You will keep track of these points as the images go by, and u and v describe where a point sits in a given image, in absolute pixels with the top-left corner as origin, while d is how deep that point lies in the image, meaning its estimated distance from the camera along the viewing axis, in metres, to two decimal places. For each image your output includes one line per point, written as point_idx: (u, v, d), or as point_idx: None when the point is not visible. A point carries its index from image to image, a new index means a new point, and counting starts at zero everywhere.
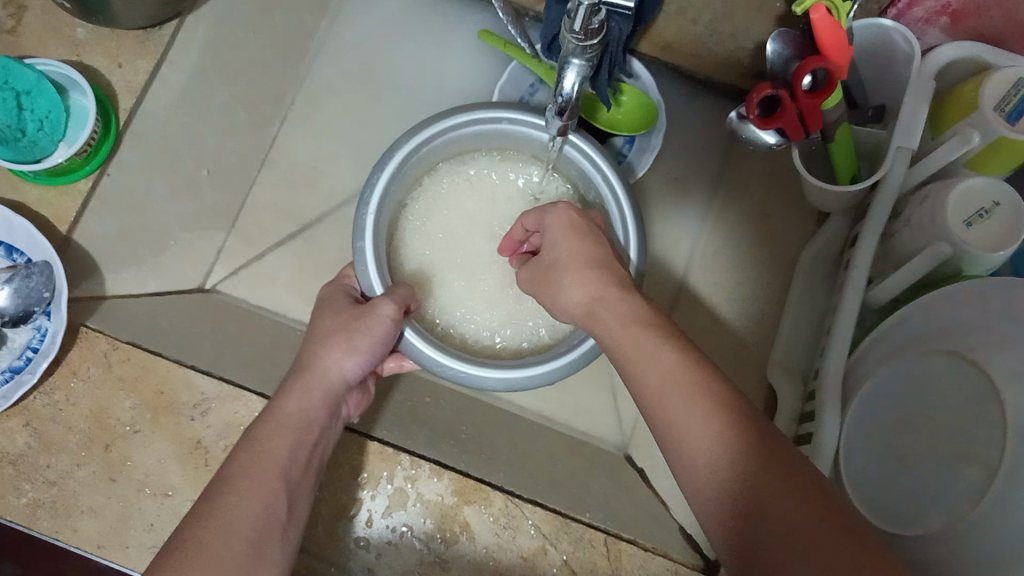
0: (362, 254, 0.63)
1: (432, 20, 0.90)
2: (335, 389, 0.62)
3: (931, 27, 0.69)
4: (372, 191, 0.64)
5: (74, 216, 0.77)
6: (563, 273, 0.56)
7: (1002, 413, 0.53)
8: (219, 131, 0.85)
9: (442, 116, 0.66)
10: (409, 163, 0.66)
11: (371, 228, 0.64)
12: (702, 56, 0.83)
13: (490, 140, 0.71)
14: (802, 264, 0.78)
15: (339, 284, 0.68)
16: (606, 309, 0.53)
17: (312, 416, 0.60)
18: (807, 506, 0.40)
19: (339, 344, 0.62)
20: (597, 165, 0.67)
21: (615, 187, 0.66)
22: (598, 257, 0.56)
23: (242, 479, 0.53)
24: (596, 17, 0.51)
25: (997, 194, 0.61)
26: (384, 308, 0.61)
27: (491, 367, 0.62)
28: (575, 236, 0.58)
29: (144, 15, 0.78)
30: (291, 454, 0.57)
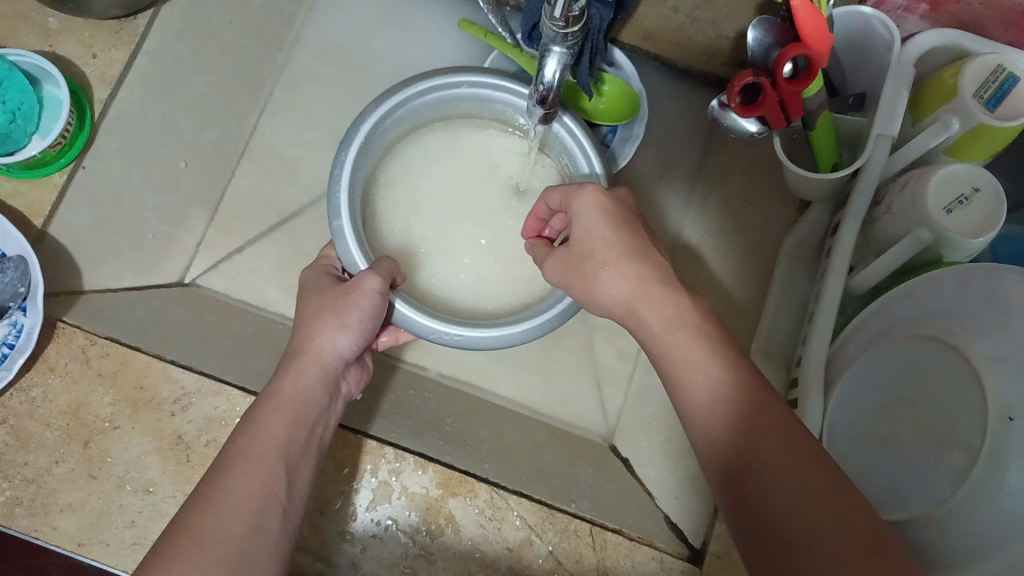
0: (340, 233, 0.62)
1: (412, 9, 0.89)
2: (330, 367, 0.61)
3: (911, 15, 0.69)
4: (342, 166, 0.63)
5: (49, 209, 0.77)
6: (598, 266, 0.55)
7: (983, 395, 0.53)
8: (196, 119, 0.84)
9: (406, 84, 0.65)
10: (376, 136, 0.66)
11: (347, 204, 0.62)
12: (683, 45, 0.82)
13: (457, 108, 0.70)
14: (785, 252, 0.78)
15: (319, 265, 0.68)
16: (647, 310, 0.54)
17: (309, 396, 0.59)
18: (841, 517, 0.41)
19: (329, 322, 0.61)
20: (574, 132, 0.67)
21: (593, 160, 0.66)
22: (635, 248, 0.55)
23: (238, 462, 0.53)
24: (577, 4, 0.51)
25: (978, 180, 0.61)
26: (369, 282, 0.60)
27: (487, 326, 0.62)
28: (608, 222, 0.56)
29: (115, 3, 0.78)
30: (288, 435, 0.56)
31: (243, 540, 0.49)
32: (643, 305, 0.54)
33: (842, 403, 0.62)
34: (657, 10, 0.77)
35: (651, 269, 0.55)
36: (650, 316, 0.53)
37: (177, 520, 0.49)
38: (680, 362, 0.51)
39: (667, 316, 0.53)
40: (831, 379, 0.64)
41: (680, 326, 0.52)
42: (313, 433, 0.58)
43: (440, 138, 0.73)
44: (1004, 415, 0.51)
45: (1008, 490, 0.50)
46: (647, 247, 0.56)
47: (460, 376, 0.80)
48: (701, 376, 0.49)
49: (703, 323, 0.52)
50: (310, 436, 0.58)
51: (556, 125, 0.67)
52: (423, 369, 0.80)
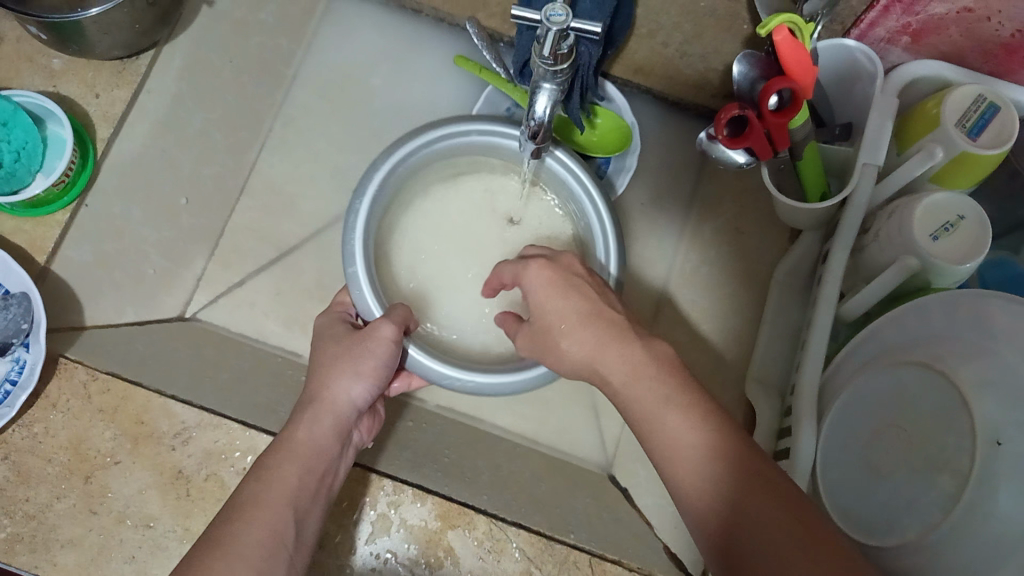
0: (354, 279, 0.65)
1: (407, 44, 0.91)
2: (345, 417, 0.62)
3: (894, 46, 0.70)
4: (357, 214, 0.65)
5: (52, 245, 0.77)
6: (559, 336, 0.56)
7: (970, 421, 0.54)
8: (196, 156, 0.85)
9: (419, 134, 0.67)
10: (389, 185, 0.68)
11: (360, 251, 0.65)
12: (673, 78, 0.84)
13: (470, 156, 0.72)
14: (778, 280, 0.79)
15: (333, 312, 0.69)
16: (605, 367, 0.54)
17: (323, 445, 0.60)
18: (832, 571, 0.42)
19: (345, 370, 0.62)
20: (579, 178, 0.68)
21: (599, 205, 0.68)
22: (589, 310, 0.56)
23: (248, 509, 0.53)
24: (565, 42, 0.52)
25: (962, 207, 0.62)
26: (384, 330, 0.63)
27: (501, 373, 0.64)
28: (559, 293, 0.57)
29: (118, 43, 0.78)
30: (299, 482, 0.56)
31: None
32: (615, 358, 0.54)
33: (833, 433, 0.62)
34: (646, 44, 0.79)
35: (610, 328, 0.55)
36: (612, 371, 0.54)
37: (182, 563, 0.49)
38: (654, 415, 0.51)
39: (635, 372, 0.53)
40: (825, 405, 0.65)
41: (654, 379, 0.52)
42: (324, 481, 0.59)
43: (454, 185, 0.74)
44: (992, 441, 0.52)
45: (998, 515, 0.50)
46: (597, 306, 0.56)
47: (460, 409, 0.82)
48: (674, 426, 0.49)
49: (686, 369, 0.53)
50: (321, 484, 0.58)
51: (549, 160, 0.69)
52: (421, 401, 0.81)
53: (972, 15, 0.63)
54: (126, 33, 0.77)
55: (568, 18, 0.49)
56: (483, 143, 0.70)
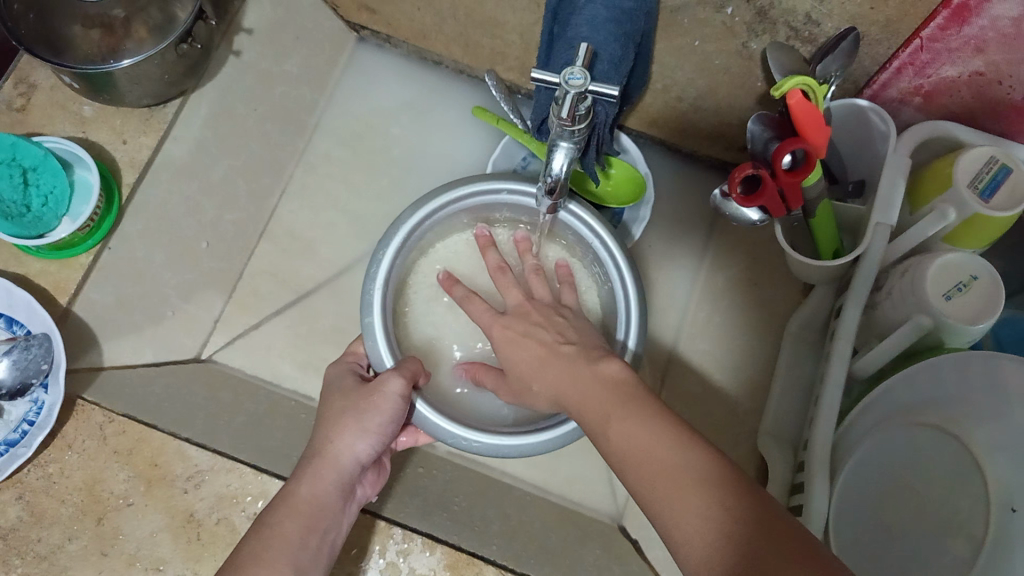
0: (370, 329, 0.64)
1: (426, 95, 0.93)
2: (347, 473, 0.62)
3: (906, 106, 0.71)
4: (380, 265, 0.66)
5: (74, 288, 0.79)
6: (529, 384, 0.57)
7: (984, 484, 0.53)
8: (218, 201, 0.87)
9: (447, 189, 0.68)
10: (413, 237, 0.68)
11: (379, 301, 0.65)
12: (687, 131, 0.85)
13: (492, 209, 0.72)
14: (790, 333, 0.79)
15: (343, 363, 0.69)
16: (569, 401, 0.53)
17: (324, 501, 0.60)
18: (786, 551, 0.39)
19: (350, 427, 0.62)
20: (601, 236, 0.68)
21: (620, 264, 0.67)
22: (544, 352, 0.57)
23: (252, 564, 0.54)
24: (582, 104, 0.53)
25: (975, 268, 0.63)
26: (392, 384, 0.61)
27: (506, 435, 0.63)
28: (519, 342, 0.59)
29: (147, 93, 0.80)
30: (300, 541, 0.57)
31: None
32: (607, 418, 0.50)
33: (848, 486, 0.63)
34: (661, 99, 0.81)
35: (562, 363, 0.55)
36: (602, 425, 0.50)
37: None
38: (655, 477, 0.45)
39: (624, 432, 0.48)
40: (838, 462, 0.65)
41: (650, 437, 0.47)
42: (325, 539, 0.59)
43: (472, 236, 0.75)
44: (1006, 505, 0.51)
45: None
46: (554, 347, 0.57)
47: (469, 454, 0.81)
48: (677, 486, 0.44)
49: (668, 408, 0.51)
50: (322, 543, 0.59)
51: (563, 213, 0.69)
52: (432, 446, 0.80)
53: (983, 79, 0.64)
54: (155, 84, 0.79)
55: (587, 81, 0.51)
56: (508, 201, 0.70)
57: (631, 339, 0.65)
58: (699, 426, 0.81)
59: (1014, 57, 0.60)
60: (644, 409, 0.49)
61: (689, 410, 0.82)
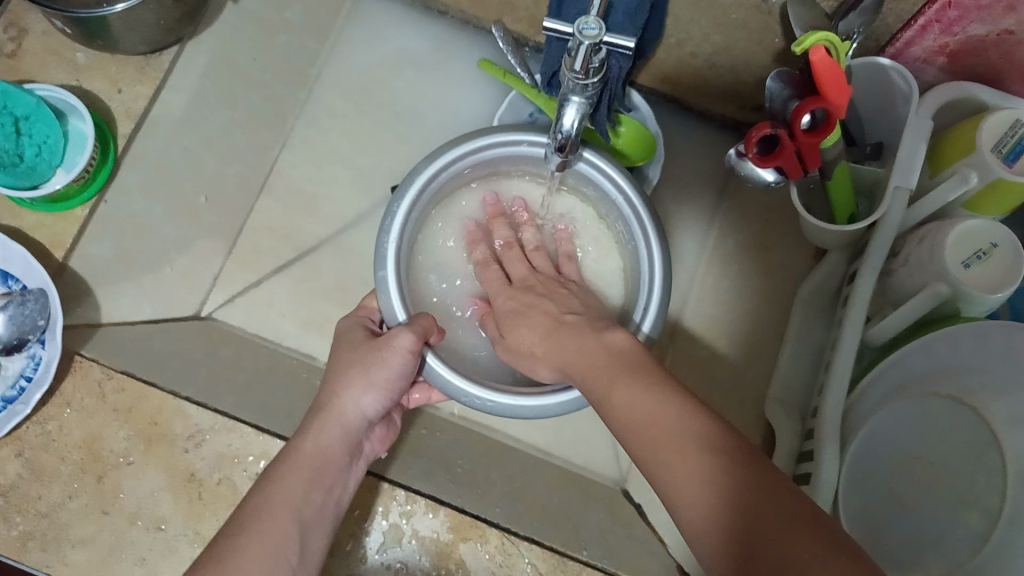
0: (384, 283, 0.63)
1: (431, 45, 0.90)
2: (353, 427, 0.61)
3: (929, 66, 0.69)
4: (393, 219, 0.64)
5: (70, 242, 0.77)
6: (529, 361, 0.58)
7: (1001, 458, 0.53)
8: (217, 154, 0.85)
9: (463, 139, 0.66)
10: (427, 191, 0.66)
11: (393, 255, 0.63)
12: (700, 88, 0.82)
13: (509, 162, 0.70)
14: (802, 298, 0.78)
15: (357, 317, 0.68)
16: (572, 371, 0.54)
17: (329, 456, 0.59)
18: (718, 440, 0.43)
19: (356, 380, 0.61)
20: (623, 190, 0.66)
21: (642, 216, 0.65)
22: (547, 326, 0.58)
23: (252, 522, 0.53)
24: (597, 56, 0.51)
25: (996, 235, 0.61)
26: (402, 340, 0.60)
27: (519, 394, 0.62)
28: (524, 315, 0.60)
29: (143, 40, 0.78)
30: (304, 495, 0.56)
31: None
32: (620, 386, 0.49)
33: (857, 461, 0.62)
34: (675, 54, 0.78)
35: (566, 334, 0.56)
36: (619, 392, 0.49)
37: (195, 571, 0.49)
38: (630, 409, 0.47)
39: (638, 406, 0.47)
40: (849, 431, 0.64)
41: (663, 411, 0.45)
42: (331, 494, 0.58)
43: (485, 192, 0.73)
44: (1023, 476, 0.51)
45: None
46: (559, 318, 0.58)
47: (475, 417, 0.79)
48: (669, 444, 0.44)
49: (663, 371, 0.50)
50: (327, 497, 0.58)
51: (581, 163, 0.67)
52: (437, 409, 0.79)
53: (1013, 38, 0.61)
54: (151, 30, 0.76)
55: (602, 32, 0.48)
56: (526, 153, 0.68)
57: (656, 298, 0.63)
58: (707, 391, 0.80)
59: None
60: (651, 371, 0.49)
61: (697, 373, 0.81)
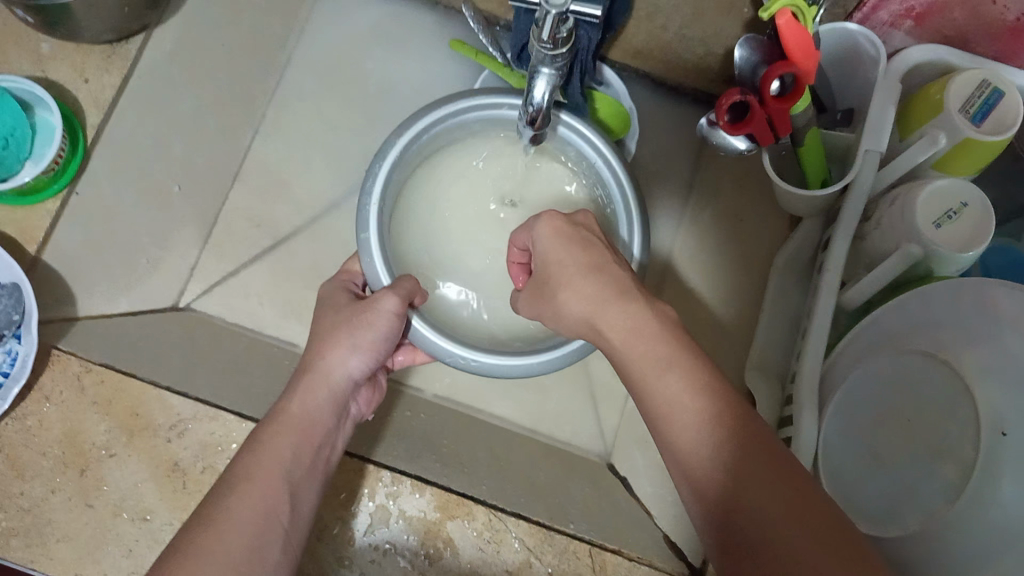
0: (367, 246, 0.63)
1: (400, 25, 0.90)
2: (339, 389, 0.61)
3: (896, 30, 0.69)
4: (374, 181, 0.63)
5: (43, 233, 0.76)
6: (557, 287, 0.54)
7: (974, 408, 0.54)
8: (189, 143, 0.84)
9: (444, 102, 0.66)
10: (408, 152, 0.66)
11: (375, 218, 0.63)
12: (672, 62, 0.82)
13: (489, 127, 0.70)
14: (777, 267, 0.78)
15: (339, 281, 0.68)
16: (601, 332, 0.52)
17: (317, 418, 0.59)
18: (760, 459, 0.42)
19: (341, 341, 0.61)
20: (601, 152, 0.66)
21: (618, 175, 0.66)
22: (591, 263, 0.54)
23: (242, 484, 0.53)
24: (564, 25, 0.51)
25: (966, 195, 0.62)
26: (385, 302, 0.60)
27: (506, 354, 0.62)
28: (564, 246, 0.55)
29: (107, 28, 0.77)
30: (293, 455, 0.56)
31: (246, 565, 0.49)
32: (652, 384, 0.47)
33: (837, 425, 0.62)
34: (646, 28, 0.78)
35: (607, 284, 0.52)
36: (658, 391, 0.47)
37: (185, 537, 0.49)
38: (666, 412, 0.46)
39: (672, 415, 0.46)
40: (826, 394, 0.65)
41: (692, 427, 0.45)
42: (319, 456, 0.58)
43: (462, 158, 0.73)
44: (996, 427, 0.53)
45: (999, 504, 0.51)
46: (600, 259, 0.54)
47: (457, 398, 0.81)
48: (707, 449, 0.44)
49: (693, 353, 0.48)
50: (315, 458, 0.58)
51: (561, 129, 0.67)
52: (418, 390, 0.81)
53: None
54: (116, 16, 0.75)
55: (569, 2, 0.48)
56: (506, 116, 0.68)
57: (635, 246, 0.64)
58: None
59: None
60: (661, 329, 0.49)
61: None
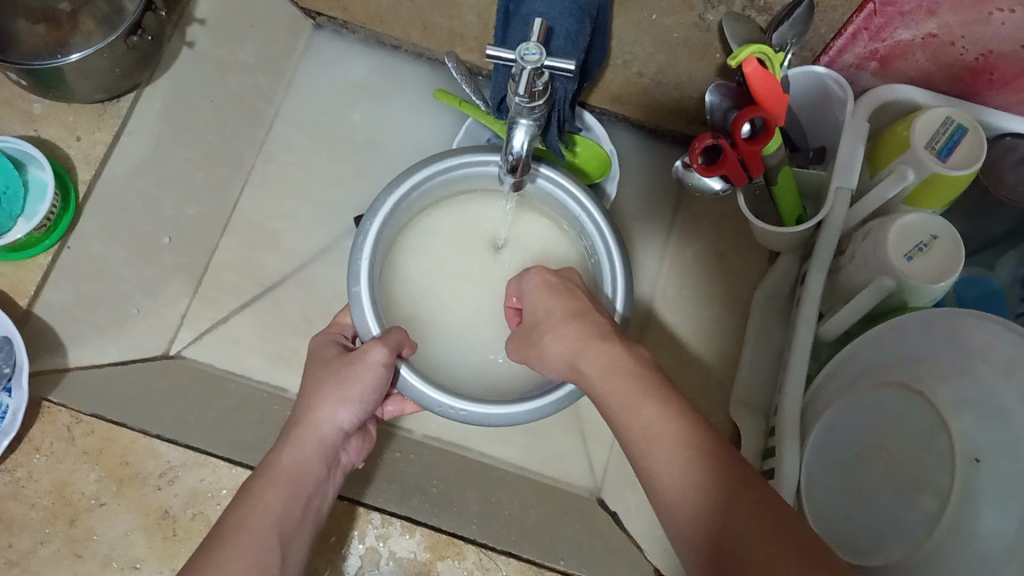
0: (358, 300, 0.64)
1: (383, 77, 0.93)
2: (329, 440, 0.62)
3: (862, 71, 0.71)
4: (366, 237, 0.65)
5: (33, 290, 0.75)
6: (544, 333, 0.57)
7: (949, 438, 0.56)
8: (178, 194, 0.85)
9: (433, 160, 0.68)
10: (399, 208, 0.67)
11: (367, 272, 0.64)
12: (650, 106, 0.85)
13: (476, 182, 0.72)
14: (758, 303, 0.80)
15: (327, 334, 0.69)
16: (593, 368, 0.53)
17: (307, 469, 0.60)
18: (730, 483, 0.44)
19: (330, 396, 0.62)
20: (585, 207, 0.68)
21: (602, 228, 0.67)
22: (576, 310, 0.57)
23: (232, 535, 0.53)
24: (540, 79, 0.53)
25: (935, 228, 0.64)
26: (374, 353, 0.61)
27: (492, 403, 0.63)
28: (551, 295, 0.59)
29: (99, 88, 0.78)
30: (284, 506, 0.57)
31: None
32: (629, 414, 0.49)
33: (816, 454, 0.63)
34: (622, 74, 0.80)
35: (591, 327, 0.55)
36: (636, 422, 0.49)
37: None
38: (643, 443, 0.48)
39: (650, 440, 0.48)
40: (807, 425, 0.66)
41: (668, 450, 0.47)
42: (309, 506, 0.59)
43: (452, 214, 0.74)
44: (972, 456, 0.54)
45: (978, 534, 0.52)
46: (586, 308, 0.57)
47: (447, 438, 0.83)
48: (681, 473, 0.46)
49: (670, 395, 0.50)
50: (305, 510, 0.58)
51: (539, 180, 0.69)
52: (408, 431, 0.83)
53: (936, 41, 0.64)
54: (107, 77, 0.77)
55: (543, 57, 0.50)
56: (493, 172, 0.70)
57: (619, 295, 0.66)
58: None
59: (967, 19, 0.60)
60: (647, 371, 0.51)
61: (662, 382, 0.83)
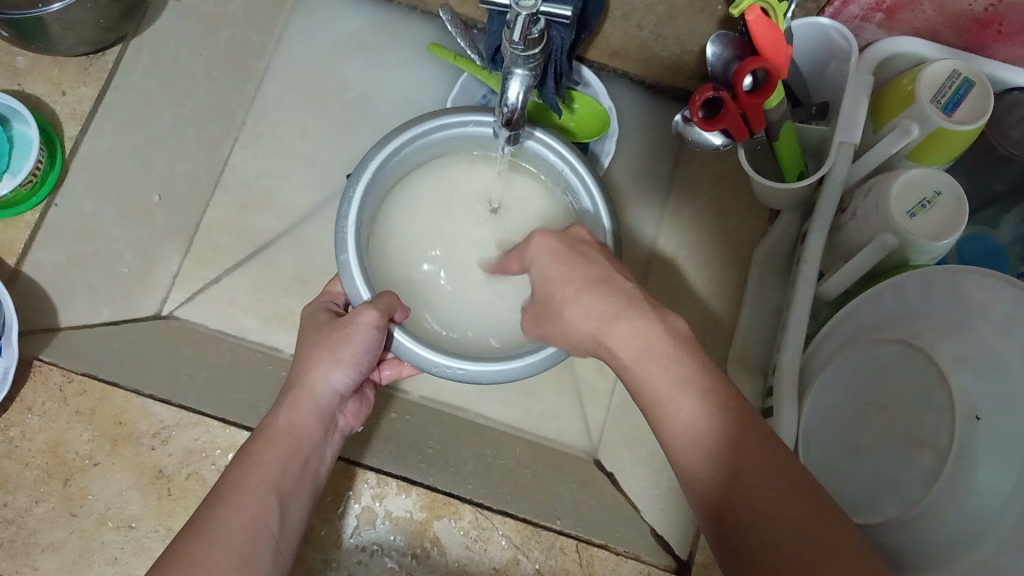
0: (346, 268, 0.63)
1: (378, 31, 0.90)
2: (325, 403, 0.62)
3: (868, 24, 0.69)
4: (350, 204, 0.64)
5: (22, 247, 0.77)
6: (561, 305, 0.55)
7: (949, 395, 0.55)
8: (167, 152, 0.84)
9: (414, 123, 0.66)
10: (381, 174, 0.66)
11: (353, 239, 0.63)
12: (648, 61, 0.83)
13: (459, 144, 0.71)
14: (757, 262, 0.79)
15: (319, 301, 0.68)
16: (616, 344, 0.51)
17: (305, 431, 0.59)
18: (777, 482, 0.43)
19: (323, 358, 0.61)
20: (568, 162, 0.67)
21: (588, 184, 0.66)
22: (595, 277, 0.54)
23: (232, 494, 0.53)
24: (535, 27, 0.51)
25: (938, 184, 0.63)
26: (366, 316, 0.60)
27: (490, 360, 0.62)
28: (564, 261, 0.56)
29: (82, 42, 0.77)
30: (281, 467, 0.56)
31: (235, 570, 0.49)
32: (667, 409, 0.48)
33: (817, 417, 0.62)
34: (621, 27, 0.78)
35: (616, 297, 0.52)
36: (674, 418, 0.47)
37: (176, 543, 0.49)
38: (685, 444, 0.47)
39: (689, 441, 0.47)
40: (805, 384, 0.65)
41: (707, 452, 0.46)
42: (307, 467, 0.59)
43: (436, 177, 0.73)
44: (971, 414, 0.54)
45: (975, 490, 0.52)
46: (608, 273, 0.55)
47: (441, 398, 0.81)
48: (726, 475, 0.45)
49: (666, 353, 0.49)
50: (303, 470, 0.58)
51: (531, 142, 0.67)
52: (405, 393, 0.80)
53: None
54: (92, 29, 0.75)
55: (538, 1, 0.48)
56: (477, 133, 0.69)
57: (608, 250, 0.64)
58: None
59: None
60: (676, 343, 0.49)
61: None
